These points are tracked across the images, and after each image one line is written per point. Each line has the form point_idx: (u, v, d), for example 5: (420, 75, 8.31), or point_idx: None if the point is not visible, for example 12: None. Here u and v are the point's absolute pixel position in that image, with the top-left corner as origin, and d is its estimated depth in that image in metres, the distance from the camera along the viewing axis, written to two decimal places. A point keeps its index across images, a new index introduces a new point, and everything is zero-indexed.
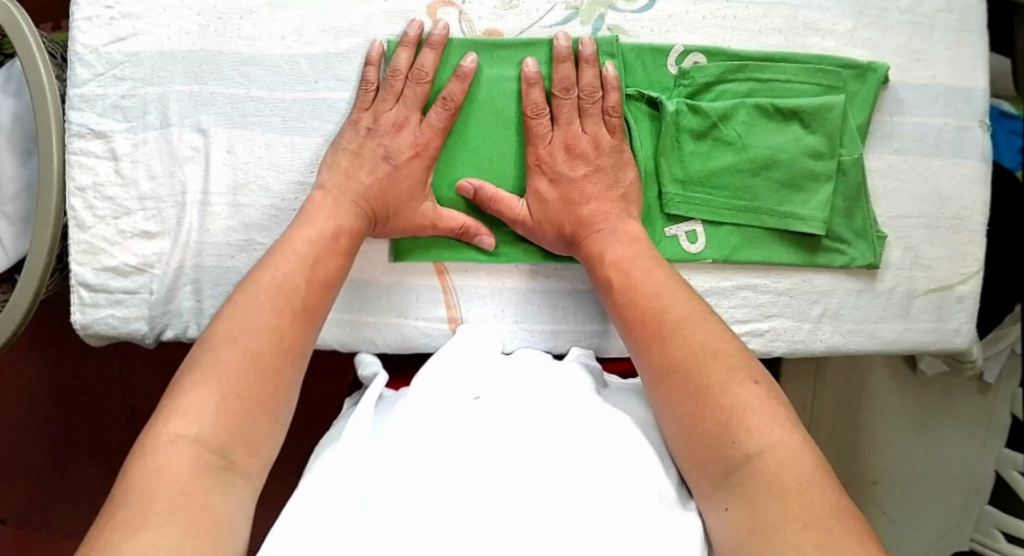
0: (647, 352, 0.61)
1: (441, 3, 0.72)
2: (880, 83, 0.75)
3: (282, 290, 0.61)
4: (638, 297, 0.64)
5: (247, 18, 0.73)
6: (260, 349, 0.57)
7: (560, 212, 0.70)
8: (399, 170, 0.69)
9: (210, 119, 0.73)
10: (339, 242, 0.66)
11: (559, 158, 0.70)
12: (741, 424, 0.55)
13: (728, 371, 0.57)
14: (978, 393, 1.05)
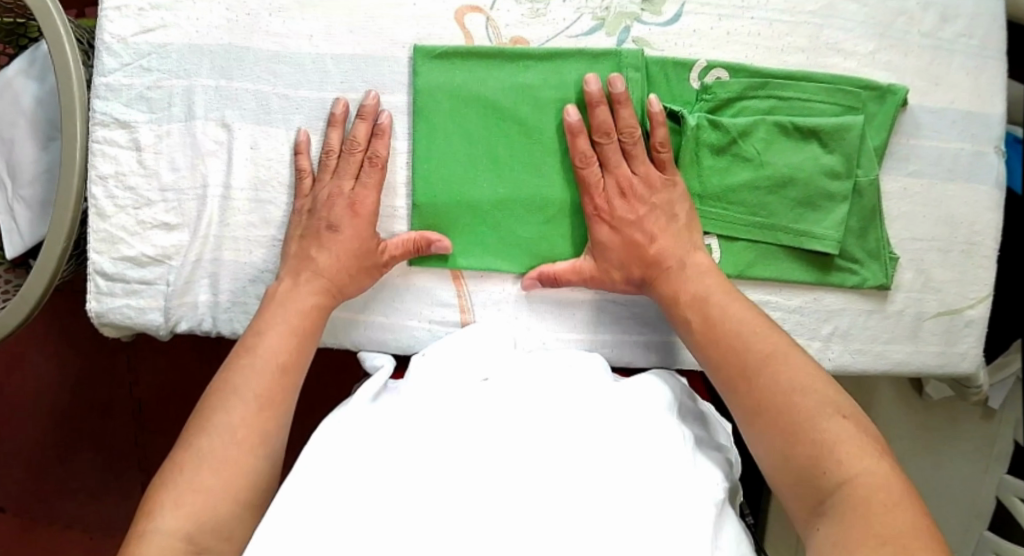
0: (736, 393, 0.62)
1: (468, 9, 0.72)
2: (900, 105, 0.76)
3: (253, 381, 0.63)
4: (721, 332, 0.65)
5: (276, 15, 0.73)
6: (213, 445, 0.59)
7: (628, 258, 0.70)
8: (345, 232, 0.69)
9: (234, 114, 0.74)
10: (296, 323, 0.67)
11: (616, 203, 0.70)
12: (830, 455, 0.57)
13: (815, 405, 0.59)
14: (981, 421, 1.04)
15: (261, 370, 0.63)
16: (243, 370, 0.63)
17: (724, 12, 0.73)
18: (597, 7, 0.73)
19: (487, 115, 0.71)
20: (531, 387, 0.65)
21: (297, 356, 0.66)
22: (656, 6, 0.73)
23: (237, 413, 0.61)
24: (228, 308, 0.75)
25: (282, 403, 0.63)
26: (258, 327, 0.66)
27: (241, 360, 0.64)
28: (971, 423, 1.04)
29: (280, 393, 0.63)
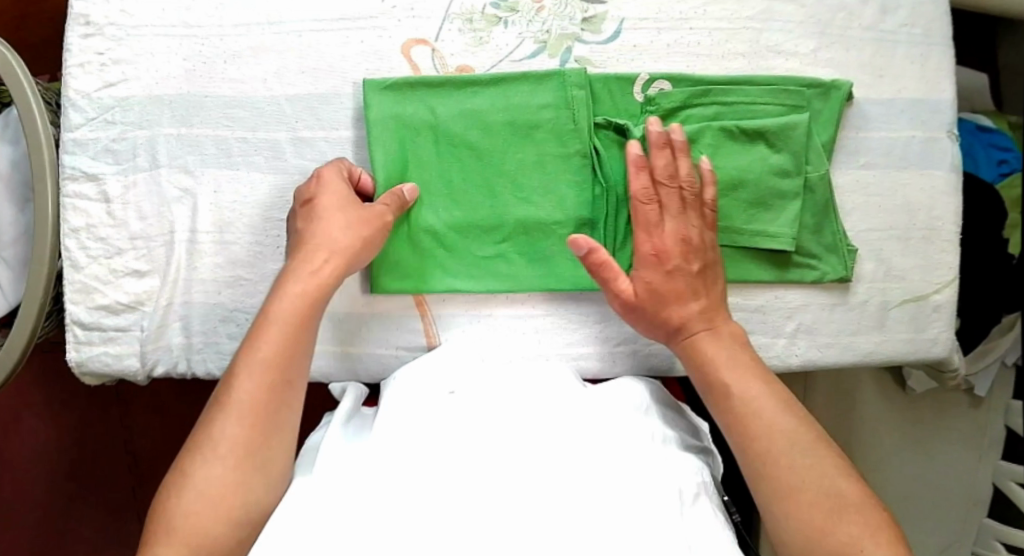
0: (769, 476, 0.62)
1: (415, 41, 0.74)
2: (845, 99, 0.77)
3: (248, 394, 0.61)
4: (758, 413, 0.64)
5: (231, 61, 0.75)
6: (204, 469, 0.59)
7: (674, 298, 0.70)
8: (326, 212, 0.68)
9: (196, 161, 0.76)
10: (289, 319, 0.64)
11: (674, 248, 0.70)
12: (858, 545, 0.58)
13: (843, 494, 0.60)
14: (969, 408, 1.03)
15: (255, 378, 0.62)
16: (236, 382, 0.62)
17: (663, 24, 0.75)
18: (538, 30, 0.74)
19: (440, 141, 0.73)
20: (498, 398, 0.67)
21: (295, 358, 0.64)
22: (596, 25, 0.74)
23: (234, 426, 0.60)
24: (202, 349, 0.77)
25: (280, 411, 0.63)
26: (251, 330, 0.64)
27: (235, 370, 0.62)
28: (960, 413, 1.03)
29: (276, 400, 0.62)
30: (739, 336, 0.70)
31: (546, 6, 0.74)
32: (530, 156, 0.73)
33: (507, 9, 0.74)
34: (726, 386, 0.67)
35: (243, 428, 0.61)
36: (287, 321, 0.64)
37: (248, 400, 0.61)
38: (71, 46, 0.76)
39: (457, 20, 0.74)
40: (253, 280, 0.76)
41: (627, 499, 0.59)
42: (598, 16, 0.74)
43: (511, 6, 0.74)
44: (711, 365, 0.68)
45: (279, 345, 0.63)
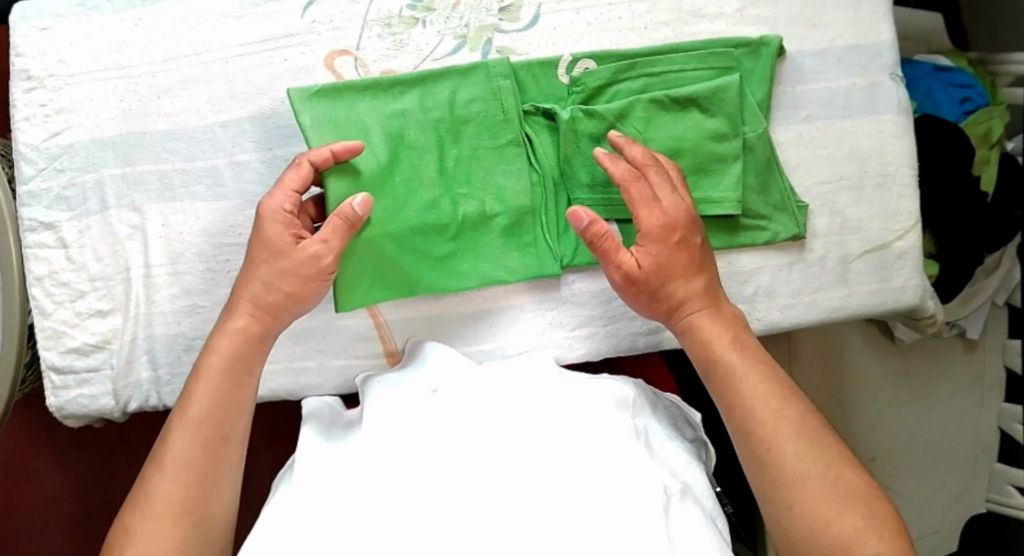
0: (773, 461, 0.61)
1: (337, 52, 0.74)
2: (775, 55, 0.76)
3: (183, 449, 0.63)
4: (764, 396, 0.64)
5: (165, 96, 0.77)
6: (143, 529, 0.60)
7: (678, 270, 0.68)
8: (274, 237, 0.67)
9: (143, 198, 0.78)
10: (220, 366, 0.66)
11: (676, 220, 0.68)
12: (862, 538, 0.57)
13: (848, 487, 0.60)
14: (966, 352, 1.01)
15: (190, 434, 0.63)
16: (171, 441, 0.63)
17: (581, 4, 0.75)
18: (457, 25, 0.75)
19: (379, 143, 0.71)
20: (478, 395, 0.65)
21: (231, 411, 0.65)
22: (513, 13, 0.74)
23: (172, 483, 0.62)
24: (170, 379, 0.79)
25: (217, 462, 0.64)
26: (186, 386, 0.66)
27: (169, 431, 0.64)
28: (956, 359, 1.01)
29: (212, 453, 0.64)
30: (742, 323, 0.69)
31: (461, 1, 0.74)
32: (465, 152, 0.73)
33: (424, 9, 0.74)
34: (730, 373, 0.66)
35: (180, 483, 0.62)
36: (218, 376, 0.65)
37: (184, 455, 0.63)
38: (16, 101, 0.78)
39: (376, 26, 0.74)
40: (209, 306, 0.77)
41: (599, 506, 0.55)
42: (514, 5, 0.74)
43: (426, 6, 0.74)
44: (713, 346, 0.67)
45: (210, 399, 0.65)
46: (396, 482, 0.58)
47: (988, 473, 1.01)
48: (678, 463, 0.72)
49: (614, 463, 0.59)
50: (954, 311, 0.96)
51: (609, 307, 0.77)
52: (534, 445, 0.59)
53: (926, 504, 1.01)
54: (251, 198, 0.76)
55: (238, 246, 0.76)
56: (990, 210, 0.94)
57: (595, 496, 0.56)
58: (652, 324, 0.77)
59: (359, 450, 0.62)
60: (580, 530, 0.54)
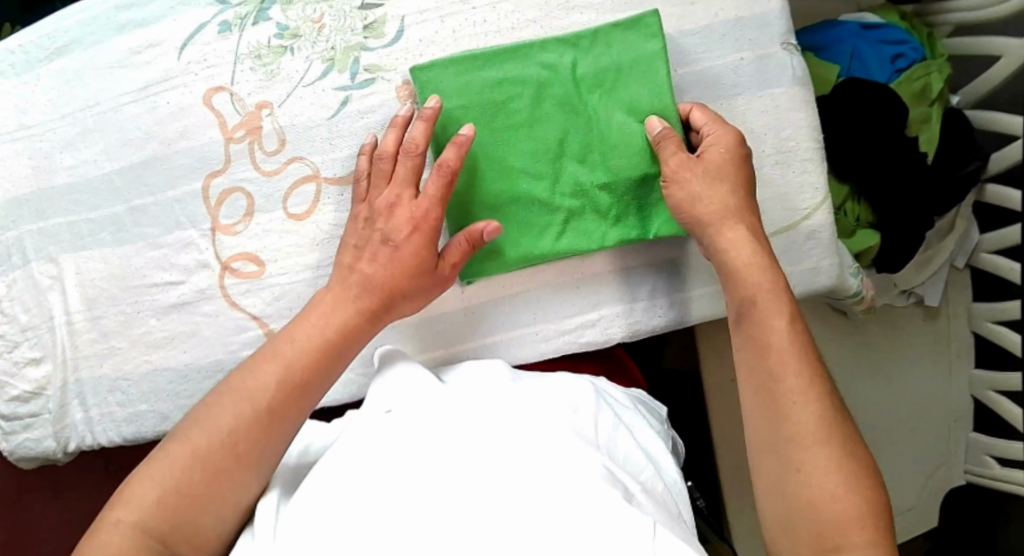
0: (784, 419, 0.61)
1: (214, 90, 0.76)
2: (655, 26, 0.73)
3: (178, 458, 0.62)
4: (783, 354, 0.62)
5: (66, 150, 0.79)
6: (132, 519, 0.60)
7: (732, 175, 0.69)
8: (400, 249, 0.69)
9: (58, 249, 0.80)
10: (282, 386, 0.65)
11: (734, 141, 0.70)
12: (858, 518, 0.57)
13: (851, 467, 0.59)
14: (927, 320, 0.99)
15: (193, 444, 0.62)
16: (175, 444, 0.63)
17: (445, 11, 0.75)
18: (324, 48, 0.75)
19: (484, 99, 0.72)
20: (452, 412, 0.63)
21: (257, 427, 0.63)
22: (378, 30, 0.75)
23: (158, 488, 0.61)
24: (102, 419, 0.81)
25: (214, 485, 0.62)
26: (222, 391, 0.65)
27: (180, 433, 0.64)
28: (915, 326, 0.99)
29: (215, 472, 0.62)
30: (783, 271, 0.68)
31: (326, 24, 0.75)
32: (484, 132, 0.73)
33: (291, 36, 0.75)
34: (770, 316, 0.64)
35: (162, 492, 0.61)
36: (270, 382, 0.65)
37: (176, 464, 0.62)
38: None
39: (248, 59, 0.76)
40: (126, 346, 0.80)
41: (541, 508, 0.55)
42: (378, 21, 0.75)
43: (293, 33, 0.75)
44: (747, 288, 0.66)
45: (232, 415, 0.63)
46: (387, 489, 0.57)
47: (966, 442, 0.99)
48: (653, 458, 0.70)
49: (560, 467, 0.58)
50: (907, 277, 0.95)
51: (501, 313, 0.76)
52: (510, 453, 0.59)
53: (903, 477, 0.99)
54: (151, 240, 0.78)
55: (146, 286, 0.79)
56: (935, 172, 0.88)
57: (537, 500, 0.55)
58: (547, 329, 0.76)
59: (351, 456, 0.61)
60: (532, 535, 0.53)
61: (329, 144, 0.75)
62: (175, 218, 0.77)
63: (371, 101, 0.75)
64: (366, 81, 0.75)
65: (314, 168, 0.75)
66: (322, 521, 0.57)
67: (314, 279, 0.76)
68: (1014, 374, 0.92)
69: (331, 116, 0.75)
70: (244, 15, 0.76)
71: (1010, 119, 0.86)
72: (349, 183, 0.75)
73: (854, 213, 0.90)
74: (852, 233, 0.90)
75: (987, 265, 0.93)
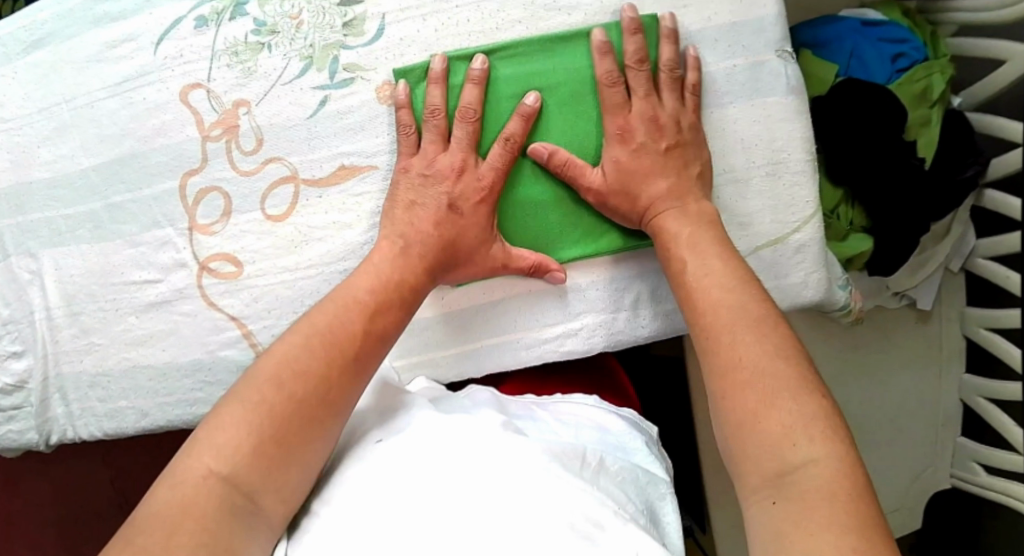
0: (715, 351, 0.59)
1: (190, 86, 0.75)
2: (654, 32, 0.71)
3: (267, 401, 0.58)
4: (709, 305, 0.62)
5: (45, 145, 0.78)
6: (214, 467, 0.55)
7: (634, 159, 0.69)
8: (466, 216, 0.70)
9: (37, 244, 0.79)
10: (352, 330, 0.64)
11: (642, 126, 0.69)
12: (791, 433, 0.53)
13: (785, 381, 0.55)
14: (919, 323, 0.98)
15: (280, 384, 0.59)
16: (256, 387, 0.59)
17: (427, 10, 0.72)
18: (303, 46, 0.74)
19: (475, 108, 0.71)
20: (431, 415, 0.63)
21: (345, 371, 0.62)
22: (358, 27, 0.73)
23: (245, 431, 0.57)
24: (83, 414, 0.80)
25: (307, 430, 0.59)
26: (294, 335, 0.63)
27: (257, 378, 0.60)
28: (906, 329, 0.98)
29: (307, 416, 0.59)
30: (706, 214, 0.68)
31: (305, 21, 0.73)
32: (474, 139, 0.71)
33: (268, 32, 0.74)
34: (695, 262, 0.65)
35: (253, 438, 0.57)
36: (353, 328, 0.64)
37: (266, 406, 0.58)
38: None
39: (224, 55, 0.74)
40: (105, 343, 0.79)
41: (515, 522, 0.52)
42: (358, 18, 0.73)
43: (271, 29, 0.74)
44: (672, 241, 0.67)
45: (317, 357, 0.61)
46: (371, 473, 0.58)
47: (954, 448, 0.98)
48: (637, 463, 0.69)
49: (536, 485, 0.55)
50: (899, 280, 0.93)
51: (483, 320, 0.75)
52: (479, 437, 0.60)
53: (887, 480, 1.00)
54: (130, 237, 0.77)
55: (126, 283, 0.78)
56: (931, 177, 0.85)
57: (509, 510, 0.53)
58: (528, 337, 0.76)
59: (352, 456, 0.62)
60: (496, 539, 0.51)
61: (307, 145, 0.74)
62: (152, 216, 0.76)
63: (350, 101, 0.73)
64: (345, 81, 0.73)
65: (291, 169, 0.74)
66: (327, 507, 0.58)
67: (291, 282, 0.75)
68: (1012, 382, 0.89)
69: (309, 116, 0.73)
70: (221, 9, 0.74)
71: (1014, 126, 0.83)
72: (327, 185, 0.74)
73: (847, 217, 0.89)
74: (844, 238, 0.89)
75: (982, 271, 0.90)
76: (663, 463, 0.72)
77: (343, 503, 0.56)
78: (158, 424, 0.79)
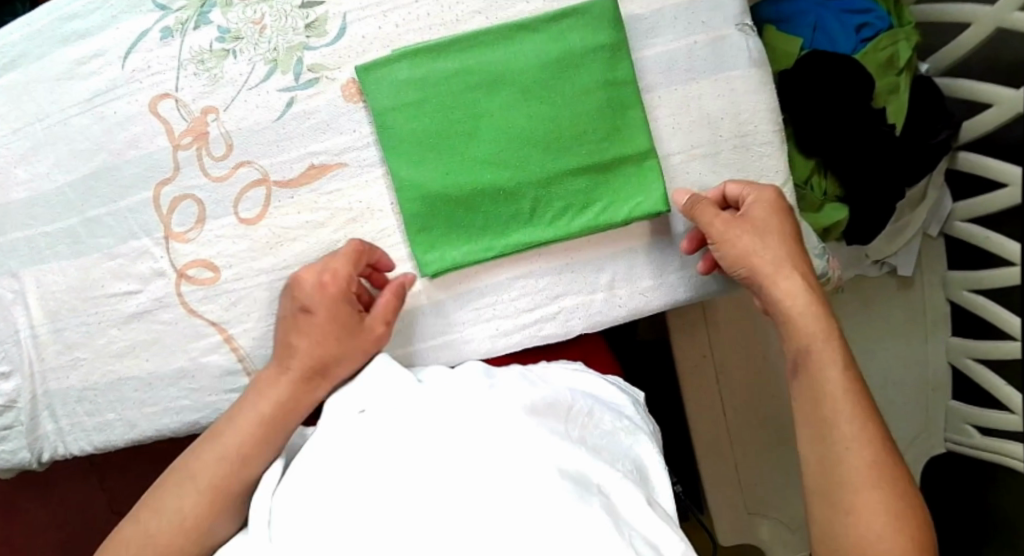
0: (823, 428, 0.66)
1: (159, 97, 0.76)
2: (613, 13, 0.72)
3: (200, 472, 0.67)
4: (821, 388, 0.67)
5: (20, 165, 0.78)
6: (159, 532, 0.66)
7: (744, 272, 0.70)
8: (319, 317, 0.70)
9: (18, 264, 0.79)
10: (278, 404, 0.69)
11: (733, 221, 0.71)
12: (883, 538, 0.62)
13: (885, 471, 0.64)
14: (901, 289, 1.00)
15: (217, 447, 0.68)
16: (198, 451, 0.68)
17: (388, 7, 0.73)
18: (268, 50, 0.75)
19: (432, 100, 0.72)
20: (410, 403, 0.65)
21: (272, 437, 0.69)
22: (320, 28, 0.74)
23: (186, 491, 0.67)
24: (73, 429, 0.80)
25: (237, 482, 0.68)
26: (241, 401, 0.70)
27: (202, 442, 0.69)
28: (889, 297, 1.00)
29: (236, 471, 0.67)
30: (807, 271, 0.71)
31: (267, 25, 0.74)
32: (437, 131, 0.72)
33: (233, 39, 0.75)
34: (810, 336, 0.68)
35: (188, 507, 0.66)
36: (279, 399, 0.69)
37: (198, 478, 0.67)
38: None
39: (191, 64, 0.75)
40: (90, 357, 0.79)
41: (508, 496, 0.57)
42: (320, 19, 0.74)
43: (235, 36, 0.75)
44: (783, 320, 0.70)
45: (248, 430, 0.68)
46: (369, 473, 0.59)
47: (945, 412, 0.98)
48: (616, 407, 0.73)
49: (530, 448, 0.61)
50: (878, 248, 0.95)
51: (459, 306, 0.75)
52: (468, 423, 0.63)
53: None
54: (110, 250, 0.77)
55: (108, 296, 0.78)
56: (903, 144, 0.86)
57: (501, 488, 0.58)
58: (507, 324, 0.76)
59: (337, 443, 0.63)
60: (489, 525, 0.55)
61: (276, 147, 0.75)
62: (129, 227, 0.77)
63: (316, 101, 0.74)
64: (311, 82, 0.74)
65: (263, 172, 0.75)
66: (320, 509, 0.59)
67: (269, 283, 0.76)
68: (1003, 343, 0.88)
69: (277, 119, 0.74)
70: (185, 20, 0.75)
71: (1000, 91, 0.81)
72: (298, 185, 0.75)
73: (820, 187, 0.89)
74: (819, 209, 0.89)
75: (961, 233, 0.91)
76: (649, 423, 0.74)
77: (340, 498, 0.58)
78: (146, 434, 0.79)
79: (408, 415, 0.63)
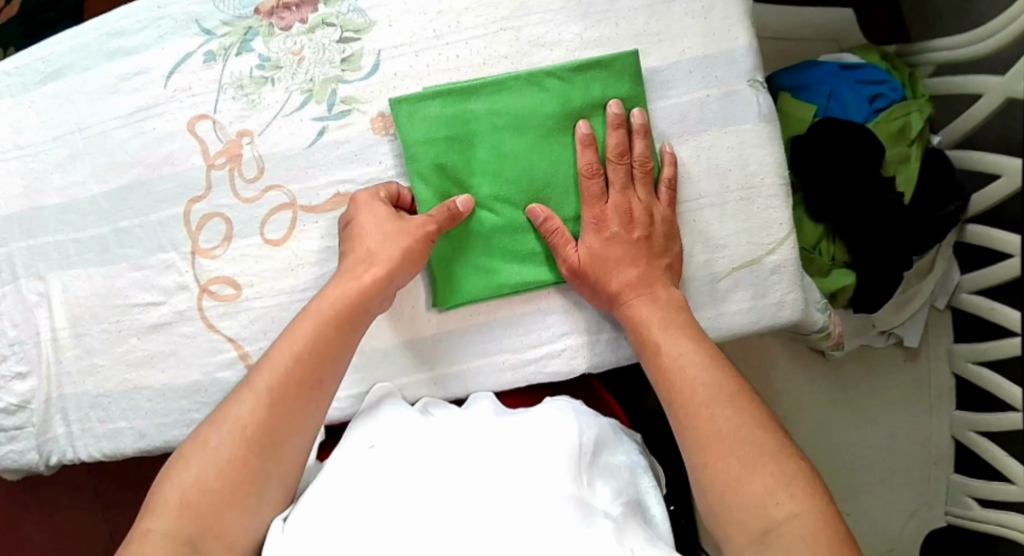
0: (681, 420, 0.66)
1: (197, 117, 0.79)
2: (634, 67, 0.75)
3: (241, 415, 0.65)
4: (674, 377, 0.68)
5: (57, 172, 0.81)
6: (210, 478, 0.63)
7: (610, 263, 0.73)
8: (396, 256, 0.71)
9: (47, 267, 0.81)
10: (328, 334, 0.69)
11: (616, 221, 0.73)
12: (772, 494, 0.60)
13: (746, 437, 0.63)
14: (907, 361, 1.01)
15: (256, 399, 0.66)
16: (235, 403, 0.66)
17: (419, 46, 0.77)
18: (304, 80, 0.78)
19: (460, 138, 0.74)
20: (421, 446, 0.66)
21: (313, 365, 0.68)
22: (355, 63, 0.77)
23: (232, 431, 0.65)
24: (83, 435, 0.81)
25: (284, 435, 0.66)
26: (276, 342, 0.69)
27: (237, 395, 0.67)
28: (894, 371, 1.01)
29: (281, 416, 0.66)
30: (658, 272, 0.73)
31: (305, 57, 0.78)
32: (464, 168, 0.75)
33: (272, 67, 0.78)
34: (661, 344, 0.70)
35: (234, 448, 0.64)
36: (316, 328, 0.69)
37: (242, 418, 0.65)
38: None
39: (230, 88, 0.78)
40: (108, 364, 0.81)
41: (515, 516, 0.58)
42: (355, 54, 0.77)
43: (275, 65, 0.78)
44: (643, 323, 0.71)
45: (289, 362, 0.67)
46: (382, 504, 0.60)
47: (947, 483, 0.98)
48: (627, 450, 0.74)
49: (540, 483, 0.62)
50: (885, 318, 0.97)
51: (469, 339, 0.77)
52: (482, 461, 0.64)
53: (882, 516, 0.98)
54: (137, 260, 0.80)
55: (131, 306, 0.80)
56: (911, 213, 0.88)
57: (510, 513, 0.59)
58: (512, 359, 0.77)
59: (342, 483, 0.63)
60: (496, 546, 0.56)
61: (306, 173, 0.78)
62: (158, 241, 0.79)
63: (347, 131, 0.77)
64: (343, 113, 0.77)
65: (290, 196, 0.78)
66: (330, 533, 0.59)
67: (287, 303, 0.78)
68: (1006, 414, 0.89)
69: (308, 146, 0.77)
70: (228, 46, 0.79)
71: (1006, 162, 0.84)
72: (324, 211, 0.77)
73: (828, 252, 0.92)
74: (827, 273, 0.92)
75: (965, 304, 0.94)
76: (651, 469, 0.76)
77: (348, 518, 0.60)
78: (155, 444, 0.80)
79: (421, 457, 0.65)
